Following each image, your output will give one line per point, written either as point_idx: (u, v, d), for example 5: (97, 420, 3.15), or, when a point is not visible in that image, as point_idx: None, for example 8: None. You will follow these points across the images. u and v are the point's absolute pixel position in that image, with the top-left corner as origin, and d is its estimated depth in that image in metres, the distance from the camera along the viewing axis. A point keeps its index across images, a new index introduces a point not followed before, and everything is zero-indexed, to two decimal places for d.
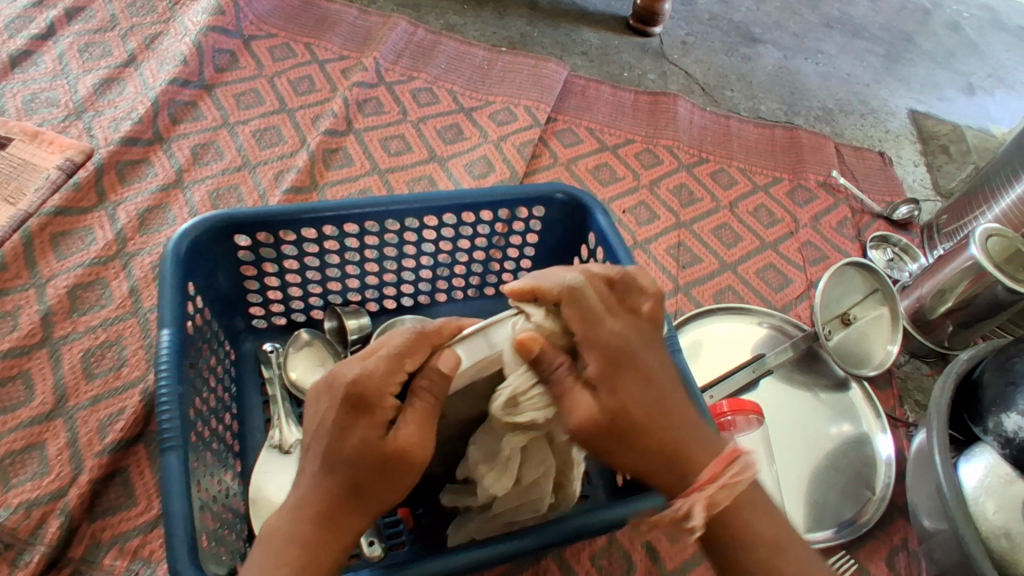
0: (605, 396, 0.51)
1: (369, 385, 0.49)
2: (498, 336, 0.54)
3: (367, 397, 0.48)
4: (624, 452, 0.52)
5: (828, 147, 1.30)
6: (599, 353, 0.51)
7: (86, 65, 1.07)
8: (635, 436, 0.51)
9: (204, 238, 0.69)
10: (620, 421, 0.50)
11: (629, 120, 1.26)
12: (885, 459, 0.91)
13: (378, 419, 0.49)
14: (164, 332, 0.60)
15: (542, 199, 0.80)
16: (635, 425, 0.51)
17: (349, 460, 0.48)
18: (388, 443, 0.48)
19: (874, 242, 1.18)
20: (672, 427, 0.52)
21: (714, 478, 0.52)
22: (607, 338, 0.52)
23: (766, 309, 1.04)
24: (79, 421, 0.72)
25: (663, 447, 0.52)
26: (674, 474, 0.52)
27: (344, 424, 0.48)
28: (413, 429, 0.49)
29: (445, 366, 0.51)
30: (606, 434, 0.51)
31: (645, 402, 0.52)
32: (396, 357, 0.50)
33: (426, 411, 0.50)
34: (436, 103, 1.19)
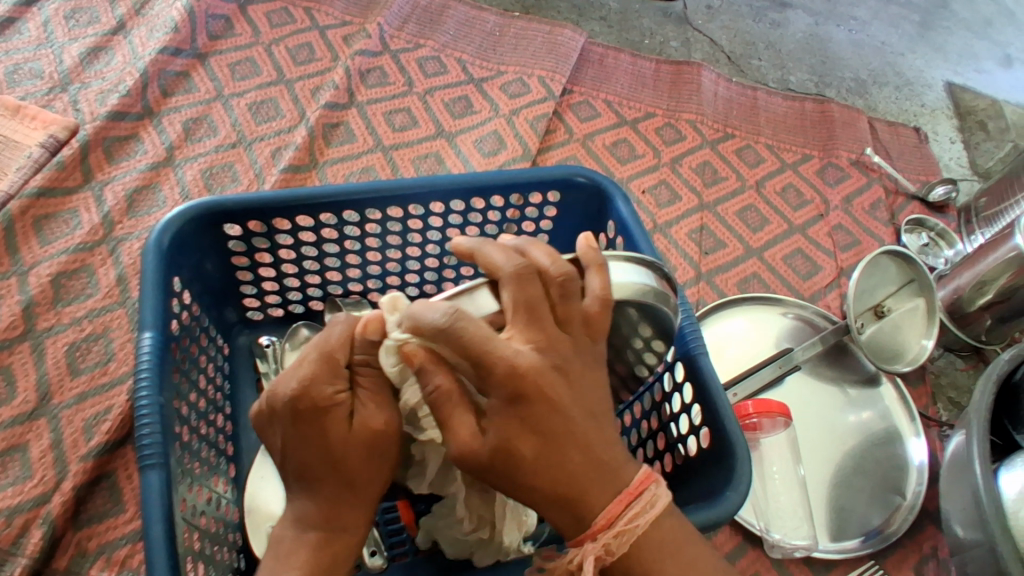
0: (496, 437, 0.41)
1: (313, 394, 0.43)
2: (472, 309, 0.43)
3: (314, 405, 0.43)
4: (512, 493, 0.43)
5: (862, 121, 1.22)
6: (495, 391, 0.40)
7: (72, 32, 1.00)
8: (508, 476, 0.41)
9: (192, 226, 0.63)
10: (500, 463, 0.41)
11: (649, 92, 1.18)
12: (916, 466, 0.85)
13: (338, 417, 0.44)
14: (145, 335, 0.55)
15: (557, 184, 0.74)
16: (505, 467, 0.41)
17: (329, 464, 0.44)
18: (357, 433, 0.44)
19: (909, 226, 1.10)
20: (554, 472, 0.41)
21: (611, 524, 0.42)
22: (511, 375, 0.39)
23: (794, 300, 0.97)
24: (63, 421, 0.68)
25: (544, 488, 0.42)
26: (567, 519, 0.43)
27: (304, 438, 0.43)
28: (372, 408, 0.45)
29: (376, 336, 0.44)
30: (487, 471, 0.42)
31: (551, 446, 0.41)
32: (324, 358, 0.43)
33: (379, 387, 0.45)
34: (445, 73, 1.12)
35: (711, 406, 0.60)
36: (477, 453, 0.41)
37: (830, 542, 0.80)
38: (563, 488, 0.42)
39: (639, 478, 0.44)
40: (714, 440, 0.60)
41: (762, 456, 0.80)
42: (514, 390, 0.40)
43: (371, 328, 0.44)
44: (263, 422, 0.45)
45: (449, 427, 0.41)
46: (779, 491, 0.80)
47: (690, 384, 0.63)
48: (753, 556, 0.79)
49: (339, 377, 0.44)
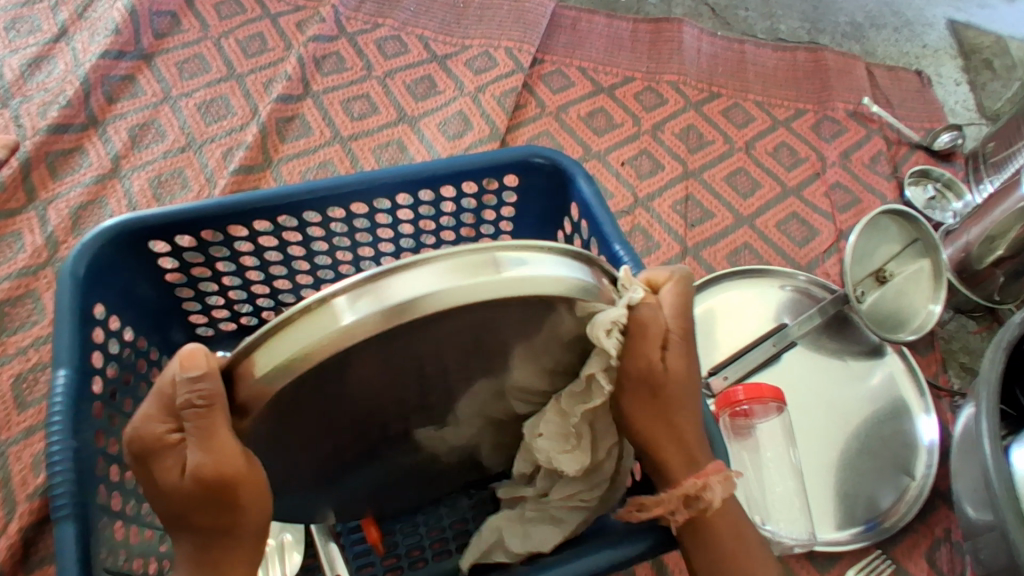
0: (676, 366, 0.48)
1: (144, 437, 0.39)
2: (395, 291, 0.35)
3: (143, 450, 0.39)
4: (655, 416, 0.48)
5: (859, 69, 1.13)
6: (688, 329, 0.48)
7: (12, 43, 0.94)
8: (667, 393, 0.48)
9: (112, 248, 0.59)
10: (666, 385, 0.47)
11: (627, 55, 1.10)
12: (926, 446, 0.79)
13: (168, 463, 0.39)
14: (60, 373, 0.51)
15: (513, 168, 0.68)
16: (671, 386, 0.48)
17: (171, 512, 0.40)
18: (188, 482, 0.39)
19: (913, 178, 1.02)
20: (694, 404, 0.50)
21: (722, 469, 0.50)
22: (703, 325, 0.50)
23: (789, 269, 0.90)
24: (11, 458, 0.68)
25: (686, 418, 0.49)
26: (682, 458, 0.49)
27: (145, 482, 0.40)
28: (199, 455, 0.38)
29: (244, 368, 0.37)
30: (649, 390, 0.47)
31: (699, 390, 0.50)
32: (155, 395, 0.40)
33: (207, 429, 0.38)
34: (406, 53, 1.05)
35: None
36: (655, 371, 0.47)
37: (832, 533, 0.74)
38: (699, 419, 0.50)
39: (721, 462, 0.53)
40: None
41: (756, 443, 0.76)
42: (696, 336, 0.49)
43: (185, 362, 0.37)
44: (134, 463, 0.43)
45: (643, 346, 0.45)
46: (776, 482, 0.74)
47: None
48: None
49: (174, 415, 0.40)
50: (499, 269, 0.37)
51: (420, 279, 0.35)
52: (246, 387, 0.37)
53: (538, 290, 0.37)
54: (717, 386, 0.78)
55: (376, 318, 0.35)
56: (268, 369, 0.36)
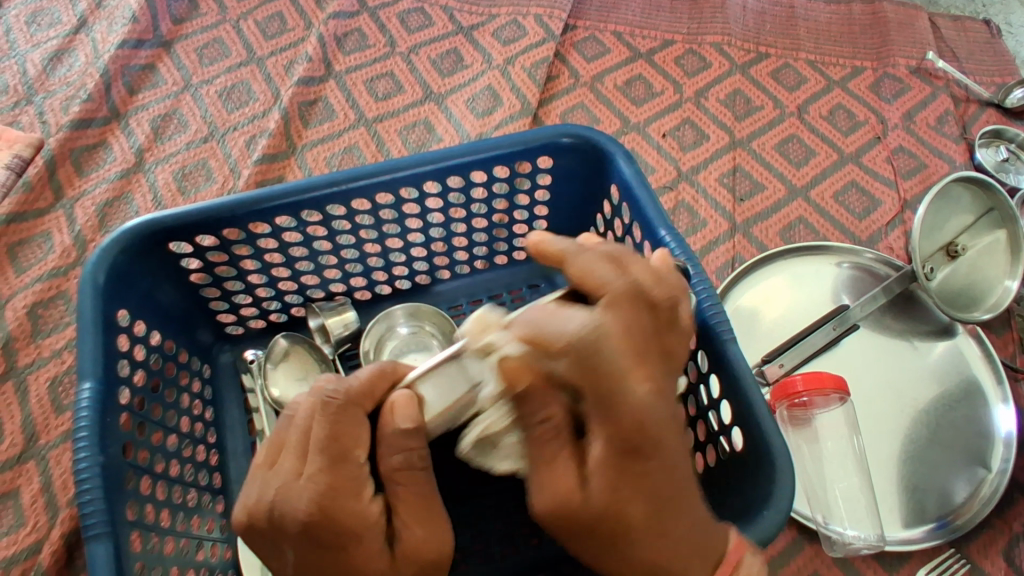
0: (601, 494, 0.39)
1: (343, 512, 0.41)
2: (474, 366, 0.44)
3: (342, 527, 0.41)
4: (612, 550, 0.41)
5: (922, 19, 1.03)
6: (614, 435, 0.38)
7: (34, 38, 0.92)
8: (613, 533, 0.40)
9: (132, 252, 0.56)
10: (607, 525, 0.39)
11: (665, 16, 1.02)
12: (1003, 438, 0.73)
13: (366, 544, 0.42)
14: (84, 386, 0.49)
15: (548, 149, 0.63)
16: (610, 523, 0.39)
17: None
18: (399, 560, 0.43)
19: (984, 139, 0.93)
20: (667, 527, 0.40)
21: None
22: (638, 412, 0.37)
23: (848, 244, 0.83)
24: (52, 462, 0.67)
25: (655, 552, 0.40)
26: None
27: (329, 562, 0.41)
28: (417, 529, 0.44)
29: (404, 422, 0.44)
30: (587, 531, 0.40)
31: (666, 494, 0.40)
32: (342, 463, 0.43)
33: (422, 495, 0.45)
34: (430, 26, 1.00)
35: (744, 407, 0.52)
36: (581, 513, 0.39)
37: (899, 531, 0.69)
38: (679, 544, 0.41)
39: (733, 545, 0.44)
40: (747, 445, 0.52)
41: (816, 434, 0.71)
42: (634, 441, 0.38)
43: (398, 411, 0.44)
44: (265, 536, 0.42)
45: (548, 473, 0.41)
46: (838, 479, 0.69)
47: (716, 377, 0.55)
48: (811, 553, 0.69)
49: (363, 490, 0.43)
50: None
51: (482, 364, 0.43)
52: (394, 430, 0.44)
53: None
54: (772, 375, 0.72)
55: (468, 384, 0.44)
56: (430, 419, 0.46)
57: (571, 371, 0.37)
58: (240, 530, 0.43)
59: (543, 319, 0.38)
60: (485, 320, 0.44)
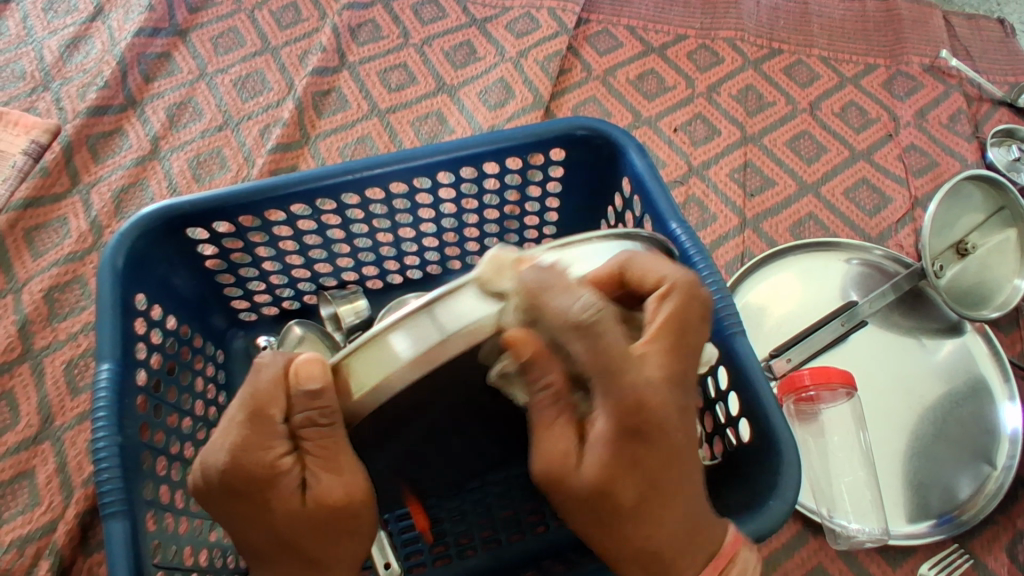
0: (597, 468, 0.37)
1: (250, 466, 0.37)
2: (453, 316, 0.37)
3: (252, 478, 0.37)
4: (605, 524, 0.39)
5: (936, 18, 1.03)
6: (615, 414, 0.36)
7: (51, 25, 0.93)
8: (608, 502, 0.38)
9: (149, 237, 0.57)
10: (603, 498, 0.37)
11: (679, 11, 1.02)
12: (1009, 436, 0.73)
13: (281, 493, 0.38)
14: (103, 367, 0.50)
15: (561, 141, 0.63)
16: (597, 498, 0.37)
17: (283, 544, 0.39)
18: (312, 507, 0.38)
19: (996, 138, 0.93)
20: (655, 506, 0.39)
21: None
22: (643, 394, 0.37)
23: (857, 241, 0.84)
24: (67, 443, 0.69)
25: (639, 532, 0.39)
26: (649, 574, 0.41)
27: (250, 514, 0.39)
28: (328, 477, 0.39)
29: (313, 384, 0.38)
30: (579, 503, 0.38)
31: (648, 490, 0.38)
32: (255, 418, 0.38)
33: (336, 447, 0.39)
34: (443, 18, 1.00)
35: (751, 397, 0.52)
36: (573, 482, 0.37)
37: (904, 526, 0.70)
38: (671, 523, 0.40)
39: (732, 540, 0.44)
40: (754, 435, 0.52)
41: (823, 427, 0.71)
42: (636, 424, 0.37)
43: (303, 374, 0.38)
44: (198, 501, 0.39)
45: (544, 437, 0.38)
46: (844, 472, 0.70)
47: (725, 368, 0.55)
48: (816, 545, 0.70)
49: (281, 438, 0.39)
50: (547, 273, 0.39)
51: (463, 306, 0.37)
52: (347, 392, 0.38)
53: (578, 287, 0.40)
54: (779, 369, 0.73)
55: (448, 341, 0.37)
56: (360, 392, 0.38)
57: (579, 345, 0.36)
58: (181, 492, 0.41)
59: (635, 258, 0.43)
60: (505, 259, 0.38)
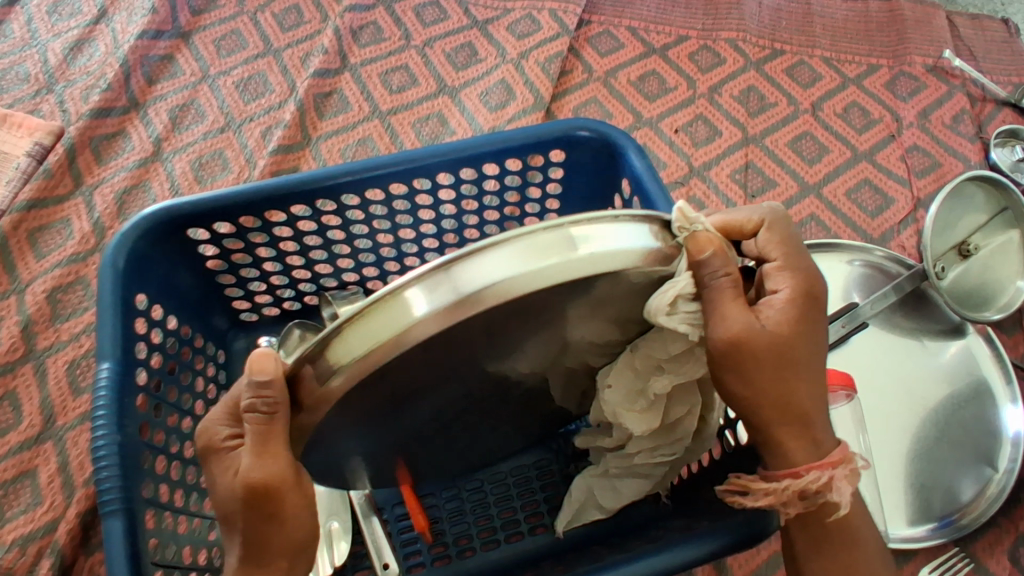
0: (782, 319, 0.40)
1: (209, 433, 0.40)
2: (471, 279, 0.33)
3: (207, 446, 0.39)
4: (774, 381, 0.40)
5: (939, 18, 1.02)
6: (801, 279, 0.42)
7: (55, 27, 0.94)
8: (788, 352, 0.40)
9: (150, 238, 0.57)
10: (784, 350, 0.40)
11: (681, 11, 1.02)
12: (1012, 438, 0.72)
13: (224, 467, 0.39)
14: (103, 367, 0.50)
15: (560, 143, 0.63)
16: (775, 350, 0.39)
17: (228, 522, 0.39)
18: (237, 487, 0.37)
19: (999, 139, 0.93)
20: (814, 366, 0.42)
21: (851, 458, 0.42)
22: (814, 275, 0.42)
23: (859, 242, 0.83)
24: (69, 443, 0.69)
25: (803, 389, 0.41)
26: (802, 439, 0.42)
27: (208, 485, 0.40)
28: (253, 463, 0.37)
29: (263, 374, 0.35)
30: (759, 357, 0.39)
31: (815, 346, 0.42)
32: (228, 394, 0.40)
33: (267, 438, 0.37)
34: (445, 19, 1.00)
35: None
36: (760, 335, 0.39)
37: (905, 529, 0.69)
38: (818, 387, 0.43)
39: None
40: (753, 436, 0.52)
41: None
42: (815, 290, 0.42)
43: (254, 361, 0.36)
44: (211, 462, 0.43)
45: (732, 306, 0.38)
46: None
47: None
48: None
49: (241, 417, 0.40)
50: (575, 247, 0.34)
51: (491, 264, 0.33)
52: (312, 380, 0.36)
53: (609, 268, 0.34)
54: None
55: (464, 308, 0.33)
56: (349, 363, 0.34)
57: (769, 239, 0.43)
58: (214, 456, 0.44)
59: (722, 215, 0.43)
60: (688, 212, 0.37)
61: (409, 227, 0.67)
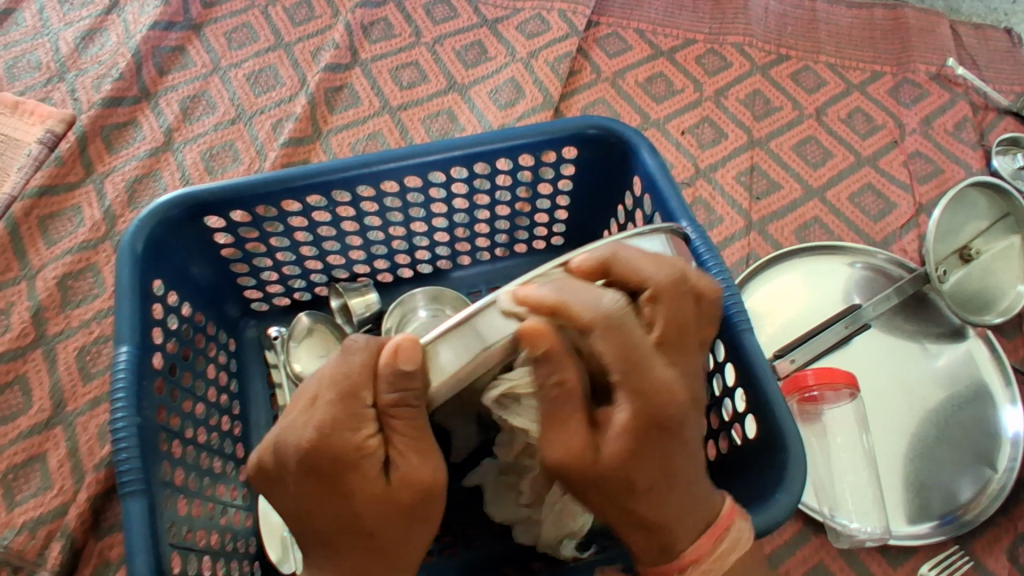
0: (612, 450, 0.40)
1: (335, 444, 0.38)
2: (494, 327, 0.40)
3: (339, 458, 0.39)
4: (618, 502, 0.41)
5: (943, 25, 1.04)
6: (638, 404, 0.39)
7: (67, 17, 0.94)
8: (617, 478, 0.40)
9: (167, 225, 0.58)
10: (612, 479, 0.40)
11: (688, 15, 1.03)
12: (1011, 439, 0.73)
13: (364, 473, 0.39)
14: (122, 350, 0.51)
15: (573, 139, 0.64)
16: (598, 480, 0.40)
17: (359, 527, 0.40)
18: (396, 488, 0.40)
19: (1002, 147, 0.94)
20: (668, 482, 0.41)
21: (703, 557, 0.43)
22: (659, 391, 0.39)
23: (862, 245, 0.84)
24: (78, 428, 0.69)
25: (646, 511, 0.41)
26: (652, 545, 0.43)
27: (333, 497, 0.39)
28: (414, 458, 0.40)
29: (409, 365, 0.39)
30: (584, 483, 0.41)
31: (671, 458, 0.41)
32: (345, 399, 0.39)
33: (418, 434, 0.41)
34: (455, 18, 1.01)
35: (758, 391, 0.53)
36: (583, 464, 0.40)
37: (904, 526, 0.70)
38: (676, 501, 0.42)
39: (727, 511, 0.44)
40: (762, 430, 0.53)
41: (824, 428, 0.72)
42: (659, 415, 0.39)
43: (402, 355, 0.39)
44: (273, 474, 0.41)
45: (557, 431, 0.40)
46: (846, 472, 0.71)
47: (732, 366, 0.56)
48: (817, 543, 0.71)
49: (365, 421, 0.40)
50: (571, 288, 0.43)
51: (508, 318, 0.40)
52: (389, 395, 0.40)
53: None
54: (783, 370, 0.73)
55: (483, 352, 0.40)
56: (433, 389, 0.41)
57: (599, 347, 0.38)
58: (257, 460, 0.42)
59: (570, 287, 0.39)
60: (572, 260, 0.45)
61: (422, 220, 0.68)
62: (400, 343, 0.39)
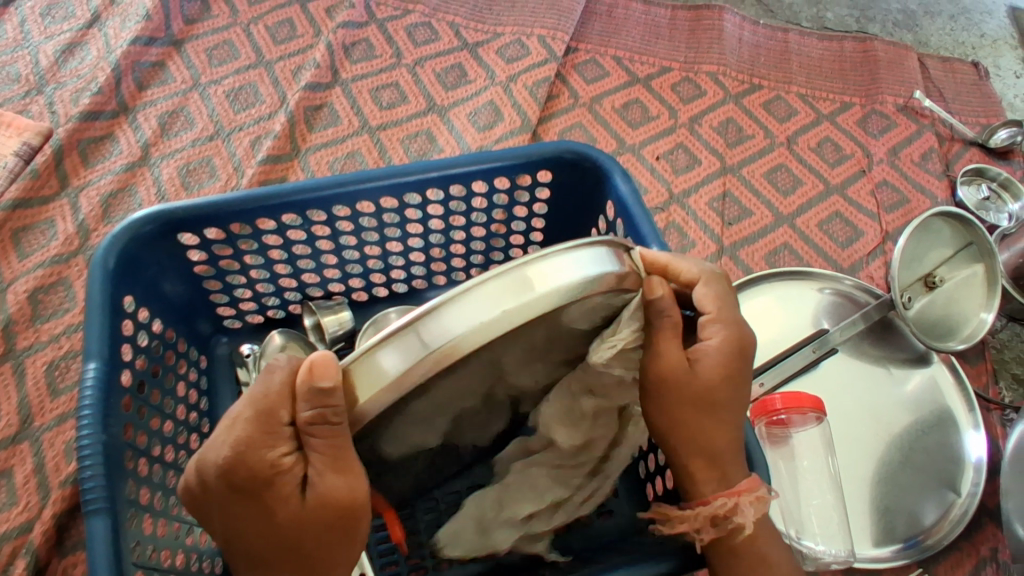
0: (706, 366, 0.45)
1: (250, 462, 0.38)
2: (436, 330, 0.37)
3: (254, 475, 0.38)
4: (698, 421, 0.45)
5: (910, 59, 1.08)
6: (727, 334, 0.46)
7: (47, 30, 0.94)
8: (711, 396, 0.45)
9: (139, 241, 0.58)
10: (701, 395, 0.45)
11: (664, 44, 1.06)
12: (973, 463, 0.75)
13: (281, 490, 0.39)
14: (89, 367, 0.50)
15: (548, 163, 0.65)
16: (689, 391, 0.44)
17: (281, 545, 0.40)
18: (312, 506, 0.39)
19: (966, 177, 0.98)
20: (738, 415, 0.46)
21: (755, 488, 0.46)
22: (744, 327, 0.47)
23: (830, 271, 0.86)
24: (45, 444, 0.68)
25: (721, 436, 0.46)
26: (712, 473, 0.46)
27: (250, 514, 0.39)
28: (332, 477, 0.39)
29: (325, 382, 0.38)
30: (680, 394, 0.45)
31: (741, 396, 0.46)
32: (262, 418, 0.39)
33: (339, 453, 0.39)
34: (436, 40, 1.02)
35: None
36: (683, 373, 0.44)
37: (869, 549, 0.71)
38: (737, 435, 0.47)
39: (754, 469, 0.50)
40: None
41: (792, 452, 0.72)
42: (741, 348, 0.46)
43: (316, 372, 0.38)
44: (195, 492, 0.40)
45: (665, 343, 0.44)
46: (812, 496, 0.71)
47: None
48: None
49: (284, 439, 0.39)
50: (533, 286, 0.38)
51: (461, 314, 0.37)
52: (305, 413, 0.38)
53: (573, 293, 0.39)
54: (752, 394, 0.74)
55: (424, 357, 0.37)
56: (363, 401, 0.38)
57: (705, 291, 0.47)
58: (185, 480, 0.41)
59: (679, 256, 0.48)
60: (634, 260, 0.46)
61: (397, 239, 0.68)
62: (315, 360, 0.38)
